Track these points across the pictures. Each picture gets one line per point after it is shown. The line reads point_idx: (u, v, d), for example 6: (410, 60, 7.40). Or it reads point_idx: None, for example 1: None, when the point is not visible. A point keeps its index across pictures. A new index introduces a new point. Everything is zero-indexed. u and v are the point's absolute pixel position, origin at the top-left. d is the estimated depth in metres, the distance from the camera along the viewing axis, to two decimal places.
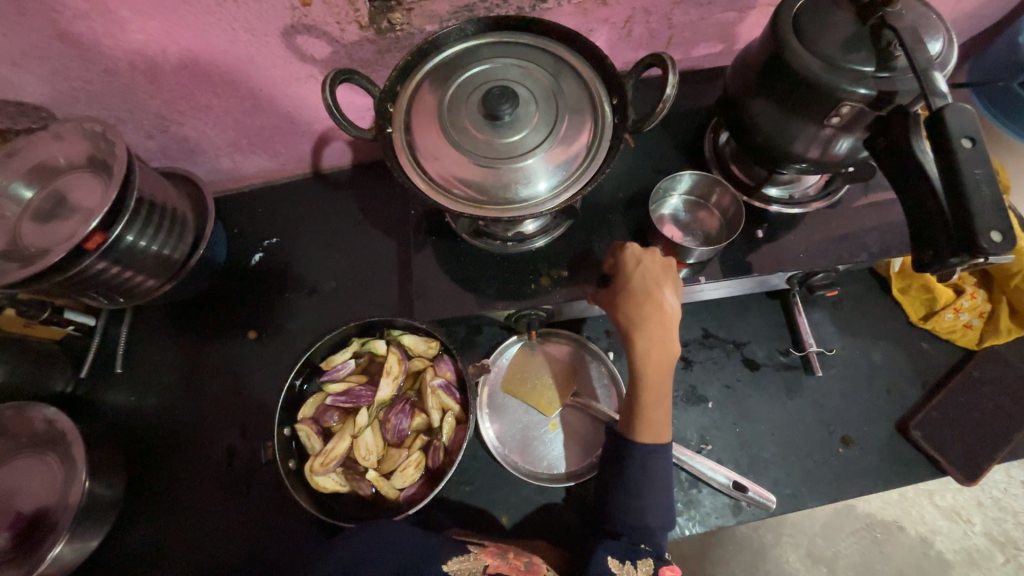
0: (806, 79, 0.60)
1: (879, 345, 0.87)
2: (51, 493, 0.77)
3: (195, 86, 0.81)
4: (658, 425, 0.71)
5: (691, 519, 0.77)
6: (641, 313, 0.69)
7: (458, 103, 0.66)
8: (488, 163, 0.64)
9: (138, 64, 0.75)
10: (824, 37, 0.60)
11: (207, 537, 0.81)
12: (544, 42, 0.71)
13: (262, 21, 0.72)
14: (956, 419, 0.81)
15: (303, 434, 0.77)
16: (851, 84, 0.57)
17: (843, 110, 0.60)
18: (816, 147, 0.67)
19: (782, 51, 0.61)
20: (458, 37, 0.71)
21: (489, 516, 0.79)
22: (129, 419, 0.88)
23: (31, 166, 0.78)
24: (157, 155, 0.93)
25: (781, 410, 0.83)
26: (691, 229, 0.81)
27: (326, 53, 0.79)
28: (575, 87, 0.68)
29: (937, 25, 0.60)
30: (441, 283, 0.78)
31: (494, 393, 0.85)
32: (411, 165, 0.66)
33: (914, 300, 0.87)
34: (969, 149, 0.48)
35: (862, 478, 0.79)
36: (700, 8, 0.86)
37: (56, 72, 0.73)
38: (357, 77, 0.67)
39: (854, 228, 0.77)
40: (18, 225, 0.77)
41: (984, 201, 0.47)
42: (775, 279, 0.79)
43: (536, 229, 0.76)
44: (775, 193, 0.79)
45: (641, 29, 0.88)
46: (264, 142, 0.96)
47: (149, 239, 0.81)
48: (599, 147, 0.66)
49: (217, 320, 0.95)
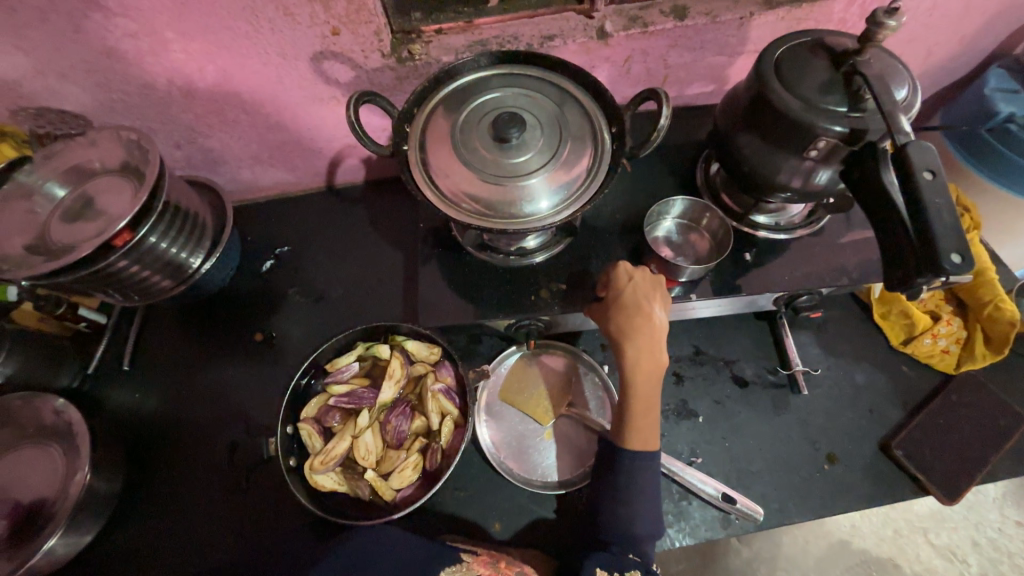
0: (788, 115, 0.66)
1: (862, 366, 0.91)
2: (51, 484, 0.78)
3: (224, 102, 0.87)
4: (648, 433, 0.73)
5: (681, 531, 0.78)
6: (631, 325, 0.72)
7: (470, 126, 0.73)
8: (496, 182, 0.69)
9: (175, 81, 0.82)
10: (803, 80, 0.67)
11: (200, 538, 0.81)
12: (550, 75, 0.78)
13: (294, 46, 0.79)
14: (940, 441, 0.83)
15: (304, 433, 0.78)
16: (827, 122, 0.64)
17: (820, 144, 0.66)
18: (798, 178, 0.73)
19: (765, 91, 0.68)
20: (472, 67, 0.78)
21: (482, 524, 0.80)
22: (131, 415, 0.90)
23: (67, 167, 0.83)
24: (181, 164, 0.99)
25: (769, 426, 0.86)
26: (682, 250, 0.86)
27: (349, 77, 0.86)
28: (578, 116, 0.75)
29: (902, 74, 0.67)
30: (446, 293, 0.82)
31: (492, 401, 0.88)
32: (424, 181, 0.72)
33: (895, 325, 0.91)
34: (930, 181, 0.54)
35: (847, 497, 0.81)
36: (693, 52, 0.94)
37: (100, 84, 0.80)
38: (378, 98, 0.74)
39: (834, 255, 0.82)
40: (48, 222, 0.81)
41: (944, 226, 0.53)
42: (762, 300, 0.83)
43: (537, 245, 0.82)
44: (763, 220, 0.85)
45: (639, 67, 0.96)
46: (283, 157, 1.02)
47: (170, 242, 0.85)
48: (599, 171, 0.72)
49: (226, 323, 0.98)
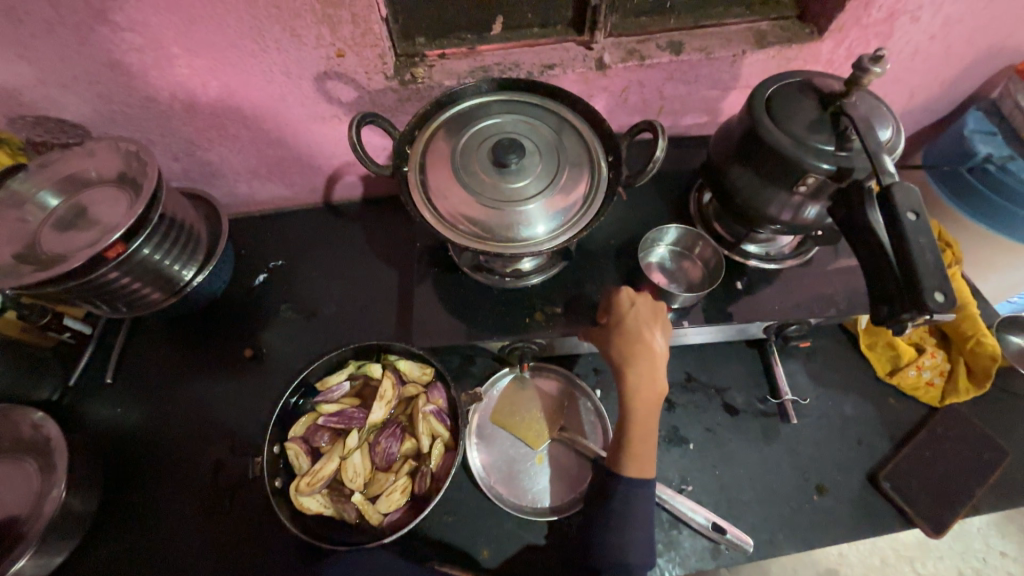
0: (778, 151, 0.68)
1: (849, 397, 0.92)
2: (23, 501, 0.75)
3: (226, 117, 0.88)
4: (643, 460, 0.73)
5: (671, 561, 0.77)
6: (632, 350, 0.73)
7: (470, 150, 0.74)
8: (494, 205, 0.70)
9: (178, 95, 0.82)
10: (792, 119, 0.69)
11: (176, 560, 0.78)
12: (549, 103, 0.81)
13: (299, 66, 0.81)
14: (925, 474, 0.84)
15: (292, 453, 0.76)
16: (815, 159, 0.66)
17: (809, 180, 0.68)
18: (787, 212, 0.75)
19: (756, 128, 0.71)
20: (473, 93, 0.80)
21: (470, 551, 0.79)
22: (110, 430, 0.87)
23: (62, 176, 0.83)
24: (178, 176, 0.99)
25: (759, 455, 0.86)
26: (675, 276, 0.87)
27: (352, 97, 0.87)
28: (576, 144, 0.77)
29: (887, 116, 0.70)
30: (440, 313, 0.82)
31: (484, 424, 0.87)
32: (423, 202, 0.72)
33: (881, 355, 0.92)
34: (914, 222, 0.57)
35: (836, 528, 0.81)
36: (688, 85, 0.97)
37: (101, 96, 0.80)
38: (380, 120, 0.75)
39: (822, 286, 0.84)
40: (39, 231, 0.80)
41: (928, 265, 0.55)
42: (752, 328, 0.85)
43: (532, 267, 0.82)
44: (754, 250, 0.87)
45: (635, 98, 0.99)
46: (281, 172, 1.02)
47: (163, 253, 0.84)
48: (595, 198, 0.73)
49: (215, 337, 0.97)
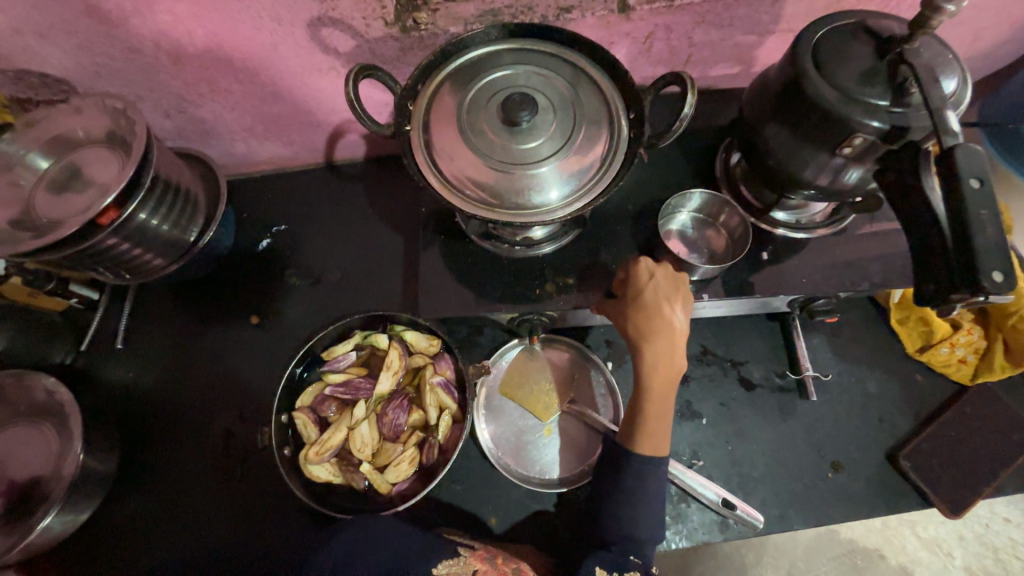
0: (821, 107, 0.61)
1: (874, 373, 0.88)
2: (45, 463, 0.78)
3: (216, 70, 0.81)
4: (657, 438, 0.71)
5: (677, 533, 0.78)
6: (650, 327, 0.69)
7: (477, 106, 0.67)
8: (503, 169, 0.65)
9: (162, 45, 0.76)
10: (842, 69, 0.61)
11: (195, 517, 0.81)
12: (566, 52, 0.72)
13: (290, 12, 0.73)
14: (947, 454, 0.82)
15: (300, 422, 0.77)
16: (864, 116, 0.58)
17: (856, 141, 0.61)
18: (825, 175, 0.68)
19: (799, 79, 0.62)
20: (481, 40, 0.72)
21: (478, 518, 0.80)
22: (123, 394, 0.89)
23: (50, 137, 0.79)
24: (172, 135, 0.94)
25: (774, 431, 0.84)
26: (696, 246, 0.82)
27: (349, 47, 0.80)
28: (594, 98, 0.70)
29: (953, 64, 0.61)
30: (446, 282, 0.79)
31: (492, 395, 0.86)
32: (427, 164, 0.67)
33: (911, 331, 0.87)
34: (976, 189, 0.50)
35: (848, 504, 0.80)
36: (721, 29, 0.86)
37: (82, 47, 0.74)
38: (379, 73, 0.68)
39: (858, 258, 0.78)
40: (32, 195, 0.77)
41: (988, 242, 0.49)
42: (776, 301, 0.80)
43: (543, 236, 0.77)
44: (783, 217, 0.80)
45: (661, 45, 0.89)
46: (279, 130, 0.97)
47: (160, 219, 0.81)
48: (613, 160, 0.67)
49: (220, 302, 0.96)
